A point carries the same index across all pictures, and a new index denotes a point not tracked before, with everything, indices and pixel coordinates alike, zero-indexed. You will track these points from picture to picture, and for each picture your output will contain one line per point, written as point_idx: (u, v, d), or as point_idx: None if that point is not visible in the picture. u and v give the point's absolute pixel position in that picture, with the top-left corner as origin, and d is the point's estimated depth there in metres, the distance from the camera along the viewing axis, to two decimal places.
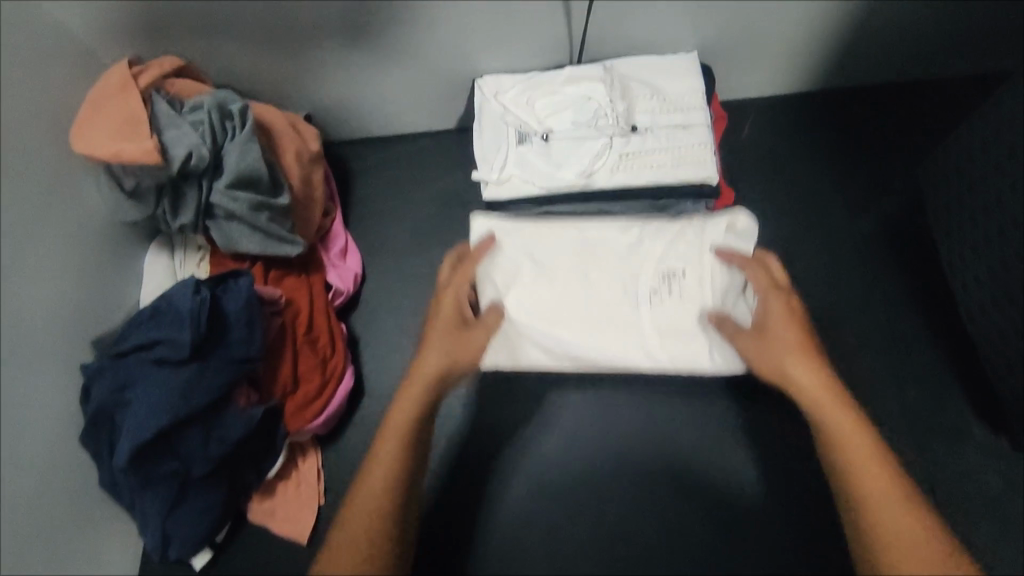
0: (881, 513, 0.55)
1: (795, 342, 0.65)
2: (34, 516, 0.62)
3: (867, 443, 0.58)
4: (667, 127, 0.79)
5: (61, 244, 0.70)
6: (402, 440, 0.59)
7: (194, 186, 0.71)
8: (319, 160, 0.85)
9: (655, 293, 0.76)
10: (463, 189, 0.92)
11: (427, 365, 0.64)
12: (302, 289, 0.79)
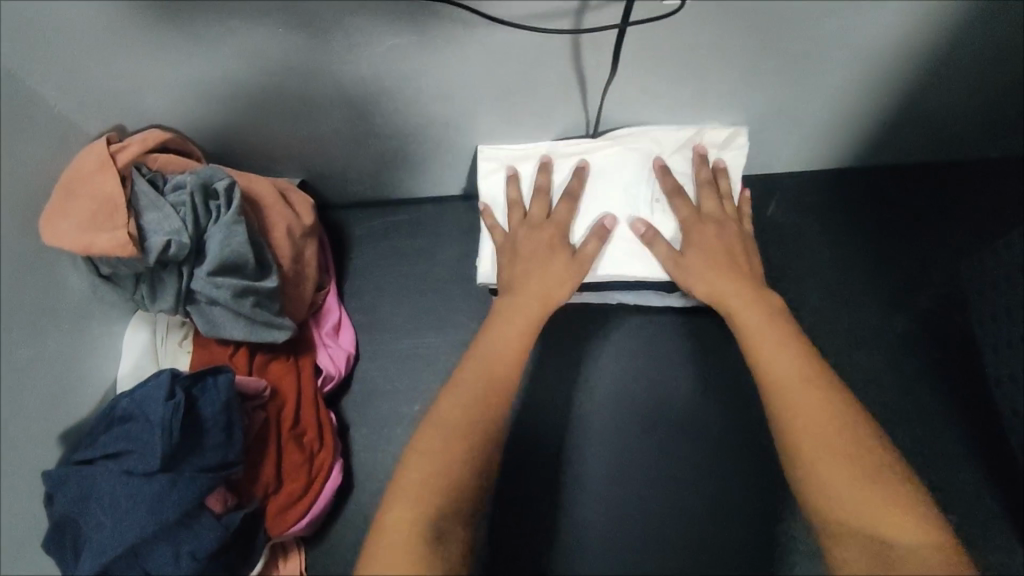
0: (797, 395, 0.57)
1: (737, 248, 0.70)
2: None
3: (790, 353, 0.60)
4: None
5: (36, 339, 0.64)
6: (502, 355, 0.61)
7: (174, 274, 0.67)
8: (313, 232, 0.80)
9: (657, 202, 0.73)
10: (468, 260, 0.87)
11: (537, 285, 0.67)
12: (289, 376, 0.73)
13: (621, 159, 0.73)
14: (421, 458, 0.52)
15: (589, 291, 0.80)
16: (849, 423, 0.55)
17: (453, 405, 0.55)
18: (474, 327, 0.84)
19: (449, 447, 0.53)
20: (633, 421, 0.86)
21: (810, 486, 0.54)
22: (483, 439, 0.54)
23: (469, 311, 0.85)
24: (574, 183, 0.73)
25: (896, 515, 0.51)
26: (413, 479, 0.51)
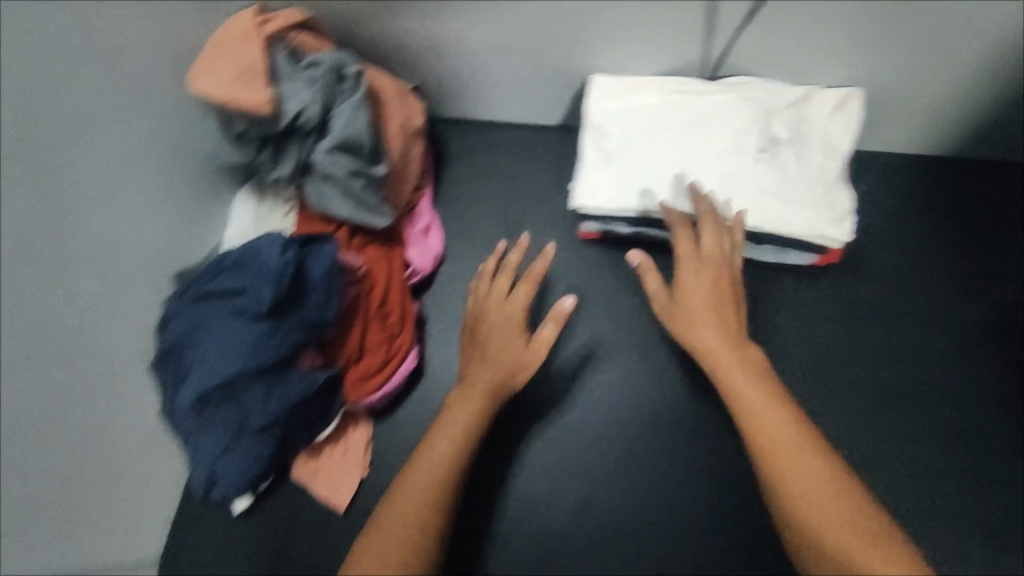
0: (802, 462, 0.56)
1: (732, 285, 0.68)
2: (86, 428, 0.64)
3: (783, 414, 0.59)
4: (801, 174, 0.74)
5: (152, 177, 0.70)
6: (471, 409, 0.68)
7: (298, 144, 0.71)
8: (420, 135, 0.84)
9: (763, 151, 0.74)
10: (557, 188, 0.90)
11: (509, 356, 0.71)
12: (383, 261, 0.78)
13: (734, 103, 0.74)
14: (399, 497, 0.62)
15: None
16: (825, 466, 0.56)
17: (423, 467, 0.64)
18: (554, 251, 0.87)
19: (426, 479, 0.63)
20: (656, 404, 0.81)
21: (791, 526, 0.55)
22: (446, 478, 0.64)
23: (549, 238, 0.87)
24: (538, 263, 0.74)
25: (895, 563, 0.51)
26: (392, 519, 0.60)
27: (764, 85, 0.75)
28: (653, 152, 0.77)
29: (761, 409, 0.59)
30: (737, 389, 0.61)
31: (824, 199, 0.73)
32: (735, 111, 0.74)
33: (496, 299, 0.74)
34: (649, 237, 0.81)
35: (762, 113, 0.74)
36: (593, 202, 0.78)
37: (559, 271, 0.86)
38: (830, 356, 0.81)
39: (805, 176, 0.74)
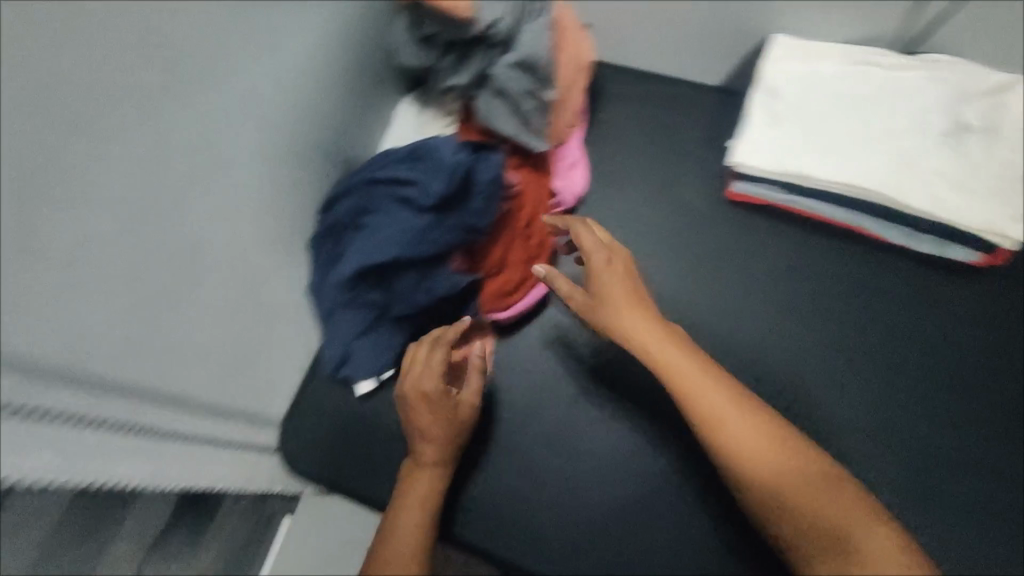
0: (767, 460, 0.55)
1: (627, 269, 0.66)
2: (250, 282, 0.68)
3: (724, 395, 0.58)
4: (986, 165, 0.71)
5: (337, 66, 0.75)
6: (423, 496, 0.68)
7: (483, 56, 0.75)
8: (586, 72, 0.84)
9: (949, 137, 0.72)
10: (710, 147, 0.88)
11: (428, 395, 0.69)
12: (532, 184, 0.81)
13: (922, 83, 0.73)
14: (405, 517, 0.66)
15: (838, 206, 0.78)
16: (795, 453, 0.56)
17: (418, 487, 0.69)
18: (698, 206, 0.85)
19: (424, 490, 0.69)
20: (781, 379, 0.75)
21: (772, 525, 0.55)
22: (439, 484, 0.70)
23: (696, 192, 0.85)
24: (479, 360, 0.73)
25: (869, 528, 0.52)
26: (403, 536, 0.65)
27: (963, 67, 0.72)
28: (827, 119, 0.75)
29: (720, 402, 0.58)
30: (694, 398, 0.58)
31: (1006, 194, 0.71)
32: (923, 93, 0.73)
33: (411, 380, 0.70)
34: (803, 208, 0.80)
35: (953, 98, 0.72)
36: (759, 160, 0.76)
37: (700, 226, 0.84)
38: (978, 359, 0.75)
39: (987, 168, 0.71)
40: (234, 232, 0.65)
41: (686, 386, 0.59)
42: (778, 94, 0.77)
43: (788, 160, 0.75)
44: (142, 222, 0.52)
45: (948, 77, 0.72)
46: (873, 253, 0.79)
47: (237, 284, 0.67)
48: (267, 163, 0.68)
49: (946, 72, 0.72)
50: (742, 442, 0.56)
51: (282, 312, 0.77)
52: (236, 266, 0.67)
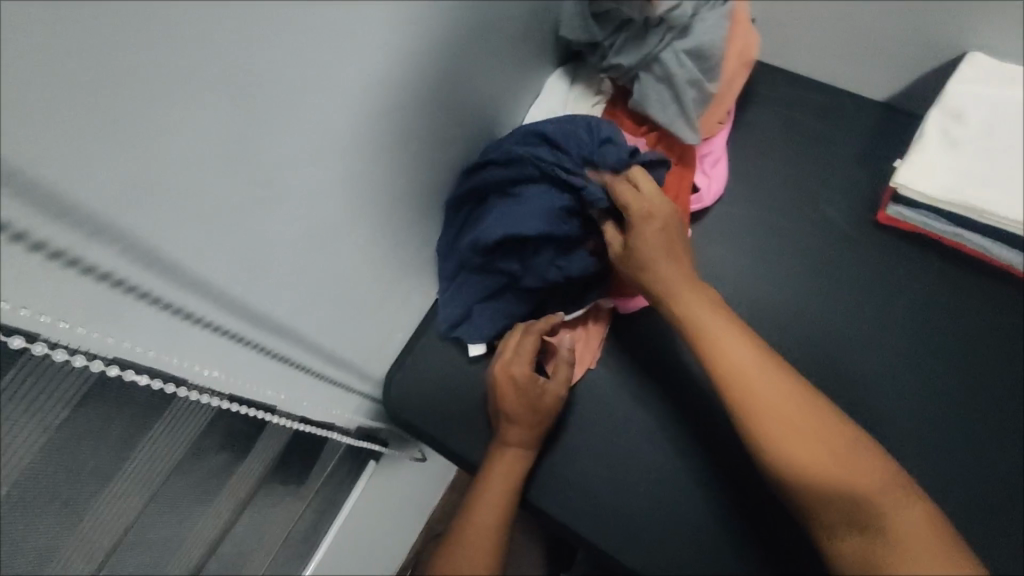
0: (791, 423, 0.57)
1: (651, 215, 0.65)
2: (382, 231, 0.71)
3: (754, 358, 0.60)
4: None
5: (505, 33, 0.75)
6: (499, 503, 0.74)
7: (656, 36, 0.72)
8: (747, 69, 0.81)
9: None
10: (863, 163, 0.83)
11: (517, 419, 0.75)
12: (672, 178, 0.79)
13: None
14: (489, 488, 0.74)
15: (1003, 245, 0.74)
16: (824, 418, 0.57)
17: (500, 464, 0.75)
18: (839, 223, 0.81)
19: (504, 472, 0.75)
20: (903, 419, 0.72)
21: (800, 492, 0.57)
22: (522, 456, 0.76)
23: (841, 210, 0.81)
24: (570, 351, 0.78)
25: (905, 504, 0.54)
26: (486, 505, 0.74)
27: None
28: (1006, 151, 0.71)
29: (748, 363, 0.60)
30: (721, 359, 0.61)
31: None
32: None
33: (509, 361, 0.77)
34: (960, 240, 0.76)
35: None
36: (927, 183, 0.71)
37: (839, 244, 0.80)
38: None
39: None
40: (385, 180, 0.67)
41: (714, 351, 0.61)
42: (959, 116, 0.72)
43: (959, 188, 0.71)
44: (318, 162, 0.55)
45: None
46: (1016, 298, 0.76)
47: (379, 232, 0.71)
48: (428, 122, 0.70)
49: None
50: (768, 405, 0.58)
51: (409, 263, 0.79)
52: (381, 215, 0.70)
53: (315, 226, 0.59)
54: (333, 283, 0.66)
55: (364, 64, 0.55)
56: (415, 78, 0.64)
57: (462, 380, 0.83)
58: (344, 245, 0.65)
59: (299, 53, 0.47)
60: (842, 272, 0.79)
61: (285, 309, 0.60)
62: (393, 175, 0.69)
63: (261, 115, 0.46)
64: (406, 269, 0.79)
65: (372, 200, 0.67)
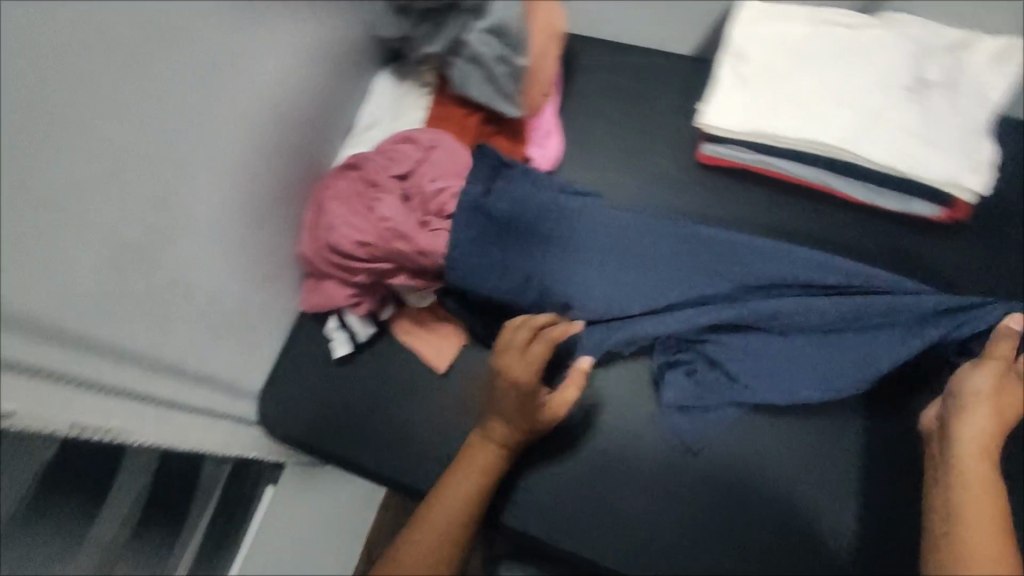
0: (969, 533, 0.54)
1: None
2: (225, 246, 0.69)
3: (979, 474, 0.58)
4: (948, 117, 0.73)
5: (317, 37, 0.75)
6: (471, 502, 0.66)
7: (455, 22, 0.76)
8: (560, 40, 0.84)
9: (910, 90, 0.73)
10: (682, 113, 0.89)
11: (510, 410, 0.67)
12: (505, 153, 0.83)
13: (888, 38, 0.75)
14: (465, 473, 0.68)
15: (803, 164, 0.79)
16: (993, 524, 0.54)
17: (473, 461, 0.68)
18: (670, 170, 0.86)
19: (474, 472, 0.68)
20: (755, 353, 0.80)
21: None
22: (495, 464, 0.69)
23: (669, 158, 0.87)
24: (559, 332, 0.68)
25: None
26: (444, 503, 0.66)
27: (921, 22, 0.75)
28: (792, 79, 0.77)
29: (967, 480, 0.58)
30: (965, 480, 0.58)
31: (966, 147, 0.72)
32: (886, 50, 0.74)
33: (518, 361, 0.66)
34: (769, 168, 0.81)
35: (917, 52, 0.74)
36: (725, 120, 0.77)
37: (672, 189, 0.85)
38: None
39: (948, 121, 0.73)
40: (218, 193, 0.66)
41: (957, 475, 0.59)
42: (744, 56, 0.79)
43: (753, 120, 0.77)
44: (123, 181, 0.54)
45: (909, 34, 0.75)
46: (838, 215, 0.80)
47: (219, 254, 0.69)
48: (253, 136, 0.69)
49: (907, 29, 0.75)
50: (975, 521, 0.55)
51: (265, 280, 0.77)
52: (222, 232, 0.68)
53: (142, 254, 0.57)
54: (180, 310, 0.64)
55: (141, 79, 0.54)
56: (218, 92, 0.63)
57: (337, 384, 0.81)
58: (185, 270, 0.63)
59: (53, 78, 0.46)
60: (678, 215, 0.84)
61: (133, 341, 0.58)
62: (226, 193, 0.67)
63: (29, 141, 0.44)
64: (263, 287, 0.77)
65: (208, 223, 0.65)
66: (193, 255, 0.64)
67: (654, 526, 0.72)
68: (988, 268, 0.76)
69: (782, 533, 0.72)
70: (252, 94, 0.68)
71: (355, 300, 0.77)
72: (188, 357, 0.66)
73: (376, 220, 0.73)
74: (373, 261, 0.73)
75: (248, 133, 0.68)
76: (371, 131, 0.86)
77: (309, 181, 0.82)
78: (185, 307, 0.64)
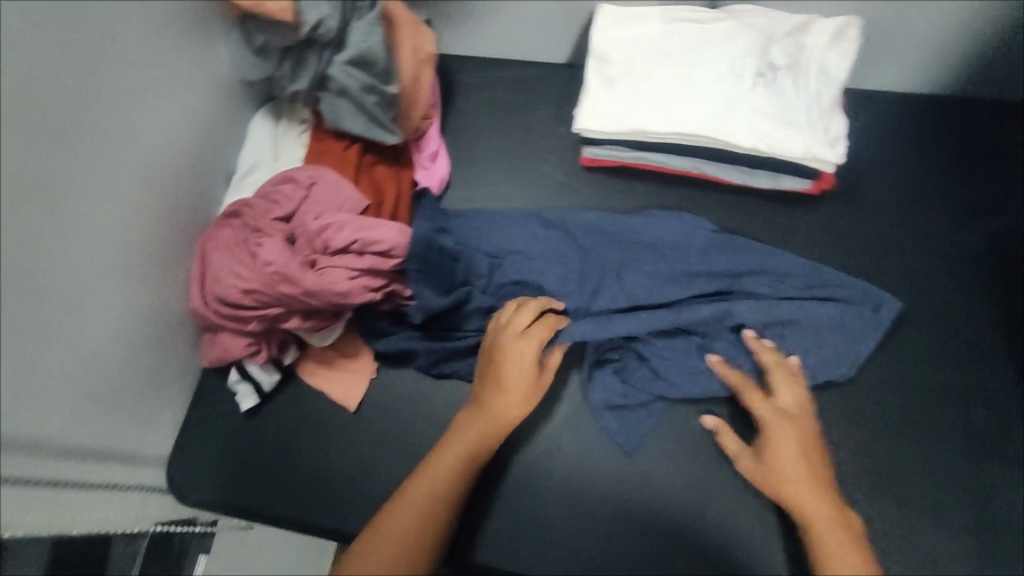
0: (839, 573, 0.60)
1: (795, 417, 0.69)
2: (103, 316, 0.65)
3: (825, 506, 0.65)
4: (798, 96, 0.77)
5: (177, 86, 0.73)
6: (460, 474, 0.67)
7: (316, 56, 0.75)
8: (432, 63, 0.85)
9: (761, 75, 0.77)
10: (562, 121, 0.91)
11: (510, 381, 0.70)
12: (390, 180, 0.83)
13: (734, 29, 0.79)
14: (455, 443, 0.68)
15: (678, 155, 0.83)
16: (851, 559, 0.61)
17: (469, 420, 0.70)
18: (557, 177, 0.88)
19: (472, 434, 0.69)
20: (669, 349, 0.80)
21: None
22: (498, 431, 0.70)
23: (555, 165, 0.89)
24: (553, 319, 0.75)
25: None
26: (438, 458, 0.67)
27: (764, 11, 0.79)
28: (654, 76, 0.79)
29: (817, 511, 0.64)
30: (818, 523, 0.64)
31: (819, 121, 0.76)
32: (734, 41, 0.78)
33: (514, 338, 0.72)
34: (647, 162, 0.84)
35: (762, 40, 0.78)
36: (598, 122, 0.80)
37: (562, 195, 0.87)
38: None
39: (799, 99, 0.77)
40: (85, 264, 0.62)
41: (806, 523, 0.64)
42: (607, 59, 0.81)
43: (623, 118, 0.79)
44: None
45: (754, 23, 0.79)
46: (717, 199, 0.84)
47: (96, 325, 0.65)
48: (118, 200, 0.66)
49: (751, 19, 0.79)
50: (831, 564, 0.61)
51: (157, 343, 0.74)
52: (97, 303, 0.64)
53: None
54: (56, 388, 0.60)
55: None
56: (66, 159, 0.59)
57: (249, 438, 0.79)
58: (56, 345, 0.59)
59: None
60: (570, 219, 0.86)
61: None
62: (94, 264, 0.64)
63: None
64: (155, 350, 0.74)
65: (77, 293, 0.62)
66: (61, 333, 0.60)
67: (584, 528, 0.73)
68: (859, 231, 0.81)
69: (707, 516, 0.73)
70: (110, 156, 0.65)
71: (253, 348, 0.75)
72: (67, 439, 0.62)
73: (260, 266, 0.72)
74: (264, 308, 0.72)
75: (113, 197, 0.65)
76: (254, 175, 0.84)
77: (193, 234, 0.79)
78: (58, 387, 0.60)
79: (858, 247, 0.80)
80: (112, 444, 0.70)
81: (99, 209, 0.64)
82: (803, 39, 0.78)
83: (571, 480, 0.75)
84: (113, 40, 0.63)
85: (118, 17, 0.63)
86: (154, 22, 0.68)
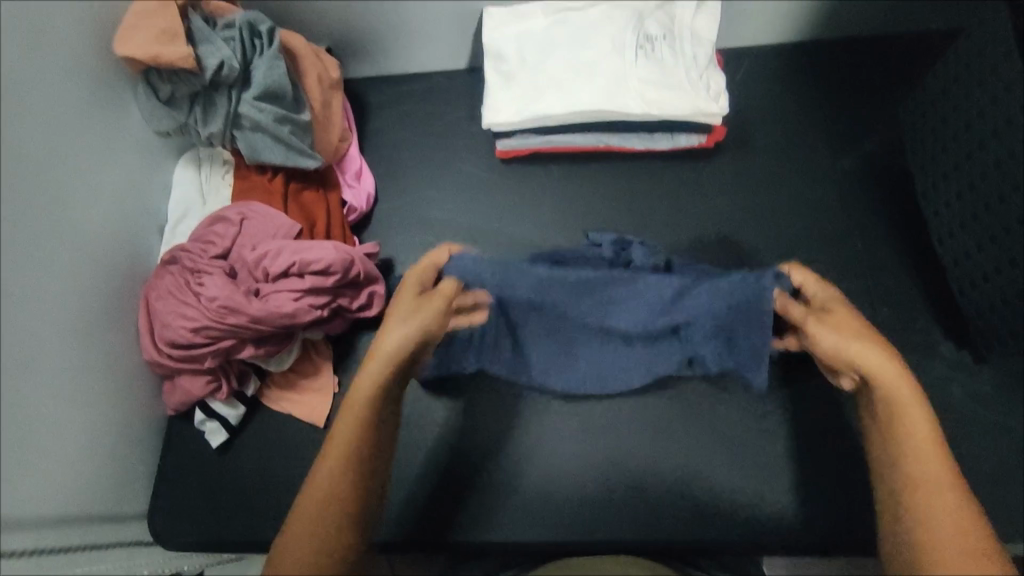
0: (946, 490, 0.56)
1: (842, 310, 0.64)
2: (59, 378, 0.67)
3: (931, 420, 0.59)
4: (677, 61, 0.85)
5: (93, 146, 0.74)
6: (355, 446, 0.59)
7: (224, 96, 0.78)
8: (339, 88, 0.90)
9: (640, 48, 0.85)
10: (472, 121, 0.97)
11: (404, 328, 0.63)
12: (319, 203, 0.87)
13: (608, 12, 0.86)
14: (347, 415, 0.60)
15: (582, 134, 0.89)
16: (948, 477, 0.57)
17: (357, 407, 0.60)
18: (477, 173, 0.93)
19: (350, 447, 0.59)
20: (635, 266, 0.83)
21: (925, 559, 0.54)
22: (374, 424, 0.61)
23: (473, 163, 0.94)
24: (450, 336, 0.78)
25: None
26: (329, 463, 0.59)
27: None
28: (545, 65, 0.86)
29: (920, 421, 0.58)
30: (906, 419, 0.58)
31: (700, 80, 0.84)
32: (610, 22, 0.86)
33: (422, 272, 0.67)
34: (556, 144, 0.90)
35: (635, 17, 0.86)
36: (503, 115, 0.86)
37: (484, 189, 0.93)
38: (737, 222, 0.86)
39: (679, 63, 0.84)
40: (31, 331, 0.63)
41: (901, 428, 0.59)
42: (500, 55, 0.87)
43: (526, 110, 0.85)
44: None
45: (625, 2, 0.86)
46: (626, 167, 0.90)
47: (52, 389, 0.65)
48: (53, 263, 0.67)
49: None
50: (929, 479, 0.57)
51: (116, 398, 0.75)
52: (49, 366, 0.65)
53: None
54: (22, 454, 0.61)
55: None
56: None
57: (225, 472, 0.80)
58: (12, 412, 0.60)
59: None
60: (496, 210, 0.91)
61: None
62: (39, 329, 0.64)
63: None
64: (115, 405, 0.75)
65: (26, 358, 0.62)
66: (18, 401, 0.61)
67: (561, 489, 0.78)
68: (756, 172, 0.88)
69: (667, 454, 0.79)
70: (37, 224, 0.65)
71: (213, 385, 0.77)
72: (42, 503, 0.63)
73: (204, 302, 0.74)
74: (216, 342, 0.75)
75: (50, 260, 0.67)
76: (185, 222, 0.87)
77: (135, 288, 0.80)
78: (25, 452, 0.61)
79: (759, 187, 0.87)
80: (85, 506, 0.69)
81: (38, 273, 0.65)
82: (671, 11, 0.86)
83: (542, 450, 0.80)
84: (21, 109, 0.64)
85: (26, 88, 0.65)
86: (60, 87, 0.69)
